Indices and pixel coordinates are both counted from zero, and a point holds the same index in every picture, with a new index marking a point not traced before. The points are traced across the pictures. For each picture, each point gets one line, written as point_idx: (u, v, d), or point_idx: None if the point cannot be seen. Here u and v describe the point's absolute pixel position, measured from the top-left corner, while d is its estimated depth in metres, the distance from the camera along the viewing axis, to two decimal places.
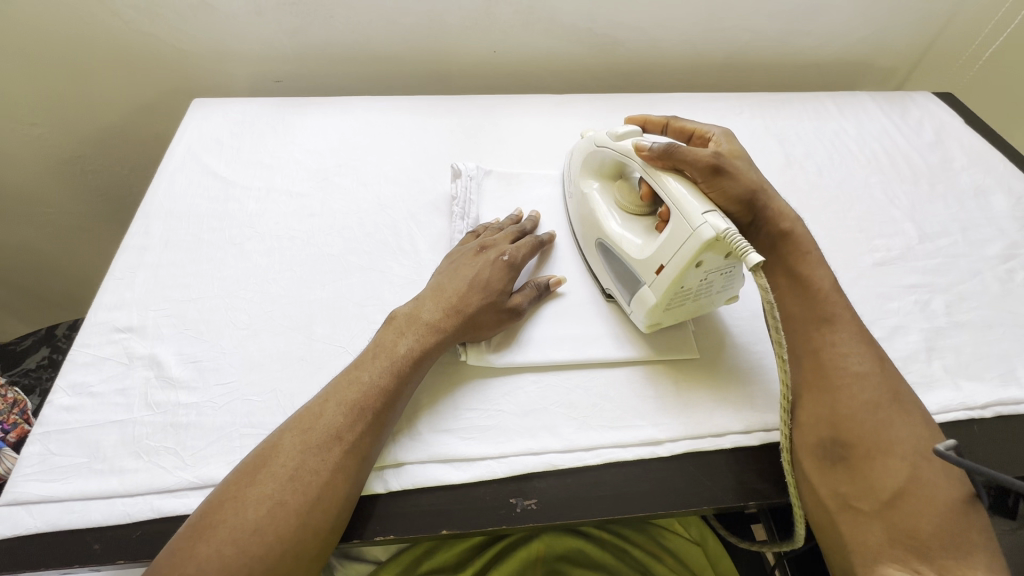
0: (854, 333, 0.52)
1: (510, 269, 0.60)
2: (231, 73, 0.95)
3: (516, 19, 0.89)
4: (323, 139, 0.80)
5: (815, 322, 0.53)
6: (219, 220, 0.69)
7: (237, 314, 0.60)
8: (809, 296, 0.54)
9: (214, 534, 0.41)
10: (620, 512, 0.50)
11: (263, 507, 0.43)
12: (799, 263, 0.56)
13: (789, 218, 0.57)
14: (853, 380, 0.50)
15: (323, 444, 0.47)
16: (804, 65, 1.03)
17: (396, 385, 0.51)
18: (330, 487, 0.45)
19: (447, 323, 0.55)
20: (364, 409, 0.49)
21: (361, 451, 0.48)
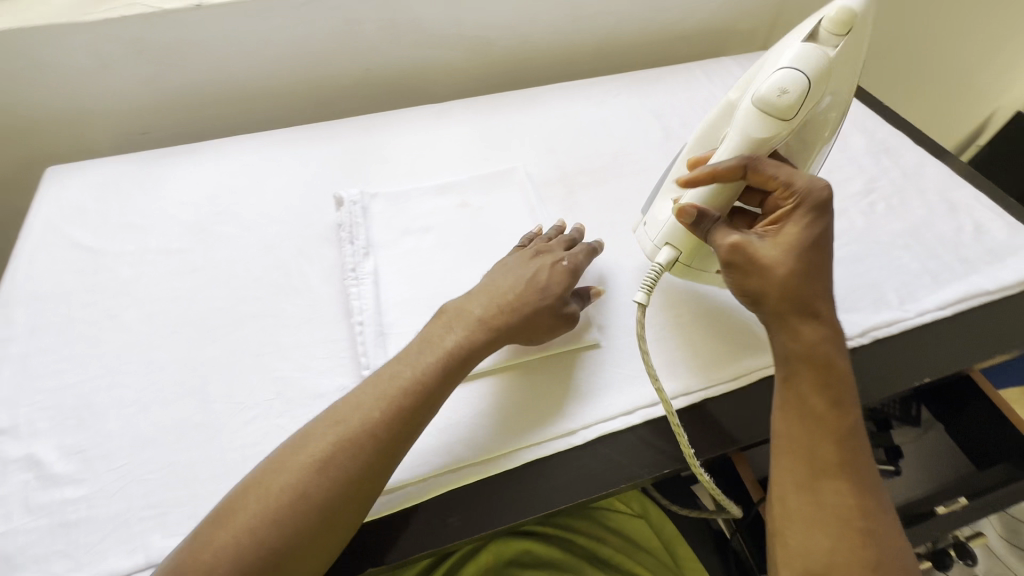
0: (864, 480, 0.46)
1: (569, 274, 0.59)
2: (90, 133, 0.89)
3: (381, 34, 0.88)
4: (197, 188, 0.76)
5: (826, 455, 0.46)
6: (91, 293, 0.64)
7: (122, 392, 0.57)
8: (822, 432, 0.47)
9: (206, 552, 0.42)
10: (544, 509, 0.51)
11: (287, 495, 0.44)
12: (820, 390, 0.48)
13: (818, 342, 0.49)
14: (855, 533, 0.44)
15: (332, 458, 0.46)
16: (673, 39, 1.08)
17: (439, 388, 0.51)
18: (354, 483, 0.46)
19: (497, 321, 0.55)
20: (401, 408, 0.49)
21: (391, 451, 0.48)
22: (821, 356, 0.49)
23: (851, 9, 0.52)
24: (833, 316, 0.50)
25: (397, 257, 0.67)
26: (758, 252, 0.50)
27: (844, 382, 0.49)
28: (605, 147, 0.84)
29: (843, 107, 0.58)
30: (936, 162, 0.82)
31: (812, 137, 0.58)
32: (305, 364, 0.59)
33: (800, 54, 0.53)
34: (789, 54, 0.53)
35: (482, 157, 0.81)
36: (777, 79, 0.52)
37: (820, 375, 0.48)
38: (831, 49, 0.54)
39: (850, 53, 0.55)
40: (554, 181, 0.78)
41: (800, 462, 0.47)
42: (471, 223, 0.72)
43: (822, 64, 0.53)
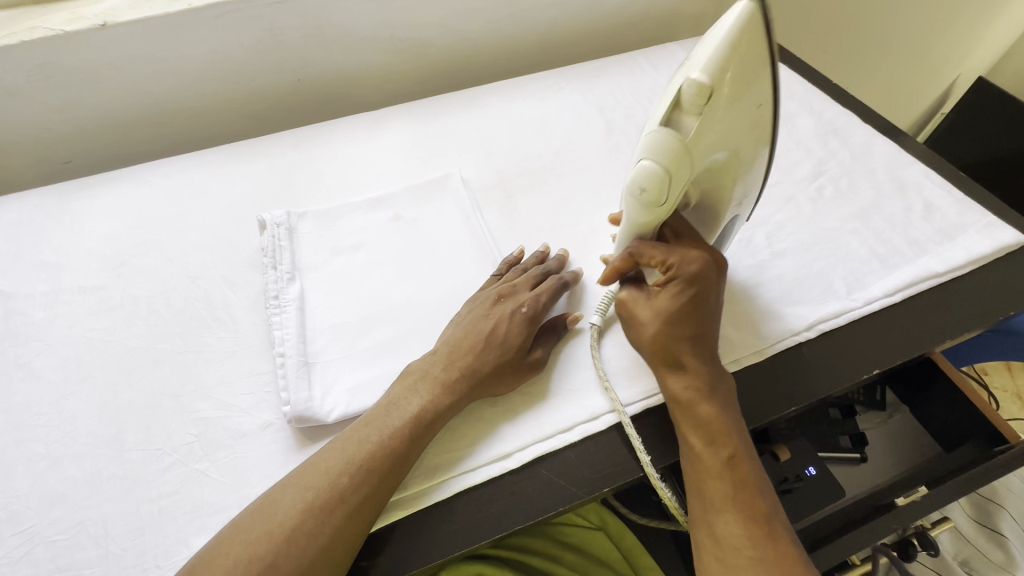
0: (750, 508, 0.46)
1: (528, 323, 0.56)
2: (9, 166, 0.85)
3: (308, 42, 0.84)
4: (118, 218, 0.72)
5: (709, 484, 0.48)
6: (1, 340, 0.61)
7: (32, 446, 0.53)
8: (701, 464, 0.49)
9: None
10: (478, 540, 0.49)
11: (252, 568, 0.42)
12: (697, 423, 0.50)
13: (689, 378, 0.52)
14: (744, 562, 0.44)
15: (289, 540, 0.44)
16: (620, 28, 1.04)
17: (399, 464, 0.48)
18: (327, 549, 0.44)
19: (457, 383, 0.52)
20: (372, 469, 0.47)
21: (365, 513, 0.46)
22: (693, 391, 0.51)
23: (699, 80, 0.43)
24: (704, 360, 0.52)
25: (325, 280, 0.64)
26: (633, 311, 0.55)
27: (721, 409, 0.51)
28: (546, 146, 0.81)
29: (749, 147, 0.48)
30: (885, 140, 0.79)
31: (718, 184, 0.52)
32: (227, 402, 0.56)
33: (654, 140, 0.47)
34: (645, 138, 0.48)
35: (417, 166, 0.78)
36: (634, 176, 0.49)
37: (693, 413, 0.50)
38: (692, 124, 0.45)
39: (717, 117, 0.45)
40: (492, 186, 0.75)
41: (692, 497, 0.49)
42: (404, 237, 0.69)
43: (677, 152, 0.46)
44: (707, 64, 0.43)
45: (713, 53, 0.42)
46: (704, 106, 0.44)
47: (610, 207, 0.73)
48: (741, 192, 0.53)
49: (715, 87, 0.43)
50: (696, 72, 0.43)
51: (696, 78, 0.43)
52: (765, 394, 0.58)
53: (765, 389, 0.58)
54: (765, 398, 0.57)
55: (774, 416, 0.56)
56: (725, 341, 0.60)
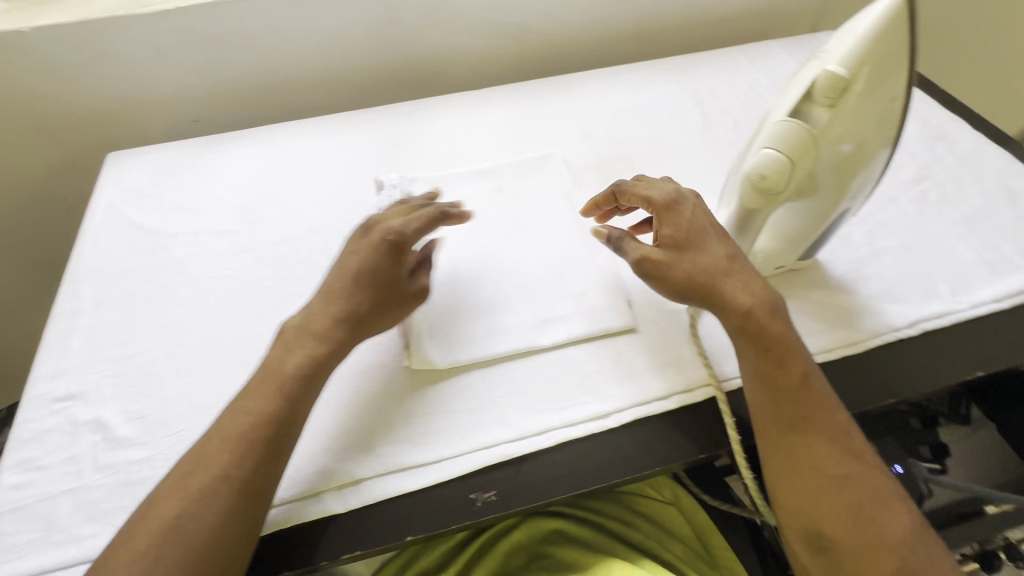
0: (831, 426, 0.50)
1: (393, 256, 0.57)
2: (145, 122, 0.93)
3: (421, 21, 0.89)
4: (246, 172, 0.79)
5: (811, 478, 0.48)
6: (150, 271, 0.68)
7: (179, 363, 0.60)
8: (772, 386, 0.51)
9: (124, 562, 0.43)
10: (578, 488, 0.52)
11: (146, 543, 0.43)
12: (794, 417, 0.50)
13: (785, 369, 0.51)
14: (831, 479, 0.48)
15: (237, 464, 0.47)
16: (716, 24, 1.05)
17: (295, 408, 0.51)
18: (220, 530, 0.45)
19: (337, 328, 0.55)
20: (248, 444, 0.48)
21: (253, 486, 0.47)
22: (790, 386, 0.51)
23: (837, 73, 0.43)
24: (753, 284, 0.54)
25: (435, 240, 0.68)
26: (655, 259, 0.56)
27: (824, 404, 0.51)
28: (643, 133, 0.83)
29: (877, 140, 0.48)
30: (996, 147, 0.77)
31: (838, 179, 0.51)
32: None
33: (779, 129, 0.47)
34: (769, 127, 0.48)
35: (518, 143, 0.81)
36: (752, 164, 0.48)
37: (761, 346, 0.52)
38: (821, 116, 0.45)
39: (850, 108, 0.45)
40: (590, 167, 0.78)
41: (772, 424, 0.51)
42: (507, 208, 0.72)
43: (803, 142, 0.46)
44: (844, 57, 0.43)
45: (852, 47, 0.43)
46: (837, 98, 0.44)
47: (707, 194, 0.74)
48: (858, 185, 0.52)
49: (851, 81, 0.44)
50: (832, 65, 0.44)
51: (833, 70, 0.43)
52: (863, 384, 0.58)
53: (863, 379, 0.58)
54: (862, 388, 0.58)
55: (872, 406, 0.56)
56: (823, 330, 0.61)
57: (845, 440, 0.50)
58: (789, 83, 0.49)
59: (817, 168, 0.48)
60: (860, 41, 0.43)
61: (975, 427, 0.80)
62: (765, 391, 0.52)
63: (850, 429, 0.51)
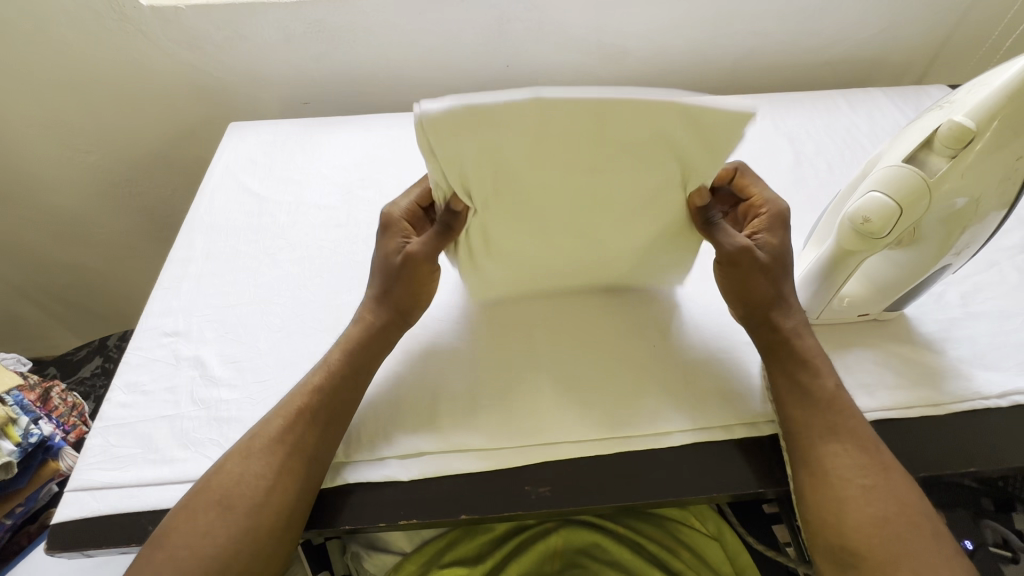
0: (859, 439, 0.50)
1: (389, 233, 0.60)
2: (263, 99, 1.02)
3: (527, 34, 0.93)
4: (348, 155, 0.85)
5: (840, 488, 0.48)
6: (255, 232, 0.74)
7: (271, 318, 0.65)
8: (803, 395, 0.53)
9: (214, 484, 0.49)
10: (632, 499, 0.52)
11: (214, 510, 0.47)
12: (823, 428, 0.51)
13: (817, 381, 0.53)
14: (856, 489, 0.48)
15: (304, 419, 0.52)
16: (817, 66, 1.04)
17: (340, 364, 0.55)
18: (276, 489, 0.49)
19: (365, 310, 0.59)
20: (301, 411, 0.52)
21: (305, 450, 0.51)
22: (822, 396, 0.52)
23: (964, 123, 0.43)
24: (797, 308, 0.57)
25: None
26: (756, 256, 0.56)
27: (854, 419, 0.51)
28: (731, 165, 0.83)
29: (990, 200, 0.47)
30: None
31: (942, 235, 0.49)
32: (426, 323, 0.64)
33: (892, 174, 0.46)
34: (882, 170, 0.47)
35: None
36: (859, 206, 0.48)
37: (795, 357, 0.54)
38: (939, 168, 0.45)
39: (971, 163, 0.44)
40: None
41: (799, 430, 0.52)
42: None
43: (917, 189, 0.45)
44: (974, 110, 0.43)
45: (983, 101, 0.43)
46: (960, 150, 0.44)
47: (792, 232, 0.74)
48: (964, 242, 0.51)
49: (979, 133, 0.43)
50: (961, 115, 0.43)
51: (961, 120, 0.43)
52: (944, 447, 0.55)
53: (944, 441, 0.56)
54: (942, 451, 0.55)
55: (952, 472, 0.54)
56: (903, 385, 0.59)
57: (876, 455, 0.50)
58: (907, 130, 0.49)
59: (927, 217, 0.47)
60: (994, 95, 0.42)
61: None
62: (796, 401, 0.53)
63: (882, 447, 0.51)
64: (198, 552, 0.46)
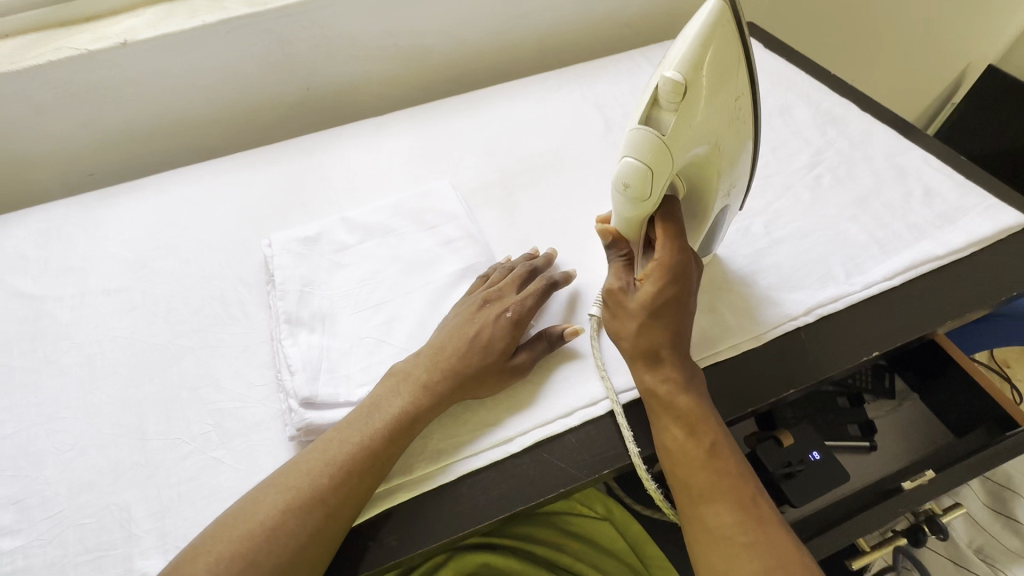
0: (733, 464, 0.48)
1: (514, 326, 0.57)
2: (37, 179, 0.89)
3: (316, 52, 0.88)
4: (139, 223, 0.76)
5: (714, 518, 0.46)
6: (32, 340, 0.65)
7: (61, 437, 0.57)
8: (685, 419, 0.49)
9: (245, 531, 0.46)
10: (483, 520, 0.50)
11: (236, 565, 0.44)
12: (701, 454, 0.48)
13: (694, 437, 0.49)
14: (731, 514, 0.46)
15: (354, 477, 0.49)
16: (619, 27, 1.06)
17: (408, 434, 0.51)
18: (299, 545, 0.46)
19: (438, 383, 0.53)
20: (352, 469, 0.49)
21: (343, 513, 0.48)
22: (701, 450, 0.48)
23: (674, 78, 0.43)
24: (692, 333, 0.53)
25: (332, 290, 0.65)
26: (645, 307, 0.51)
27: (733, 476, 0.47)
28: (546, 145, 0.83)
29: (728, 140, 0.49)
30: (882, 127, 0.80)
31: (702, 179, 0.52)
32: (241, 392, 0.59)
33: (633, 137, 0.47)
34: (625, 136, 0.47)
35: (423, 167, 0.80)
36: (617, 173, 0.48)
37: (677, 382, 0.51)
38: (670, 122, 0.45)
39: (694, 114, 0.45)
40: (493, 184, 0.78)
41: (678, 457, 0.49)
42: (411, 242, 0.69)
43: (657, 149, 0.46)
44: (679, 62, 0.43)
45: (684, 53, 0.43)
46: (680, 103, 0.44)
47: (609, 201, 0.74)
48: (728, 183, 0.53)
49: (690, 83, 0.44)
50: (670, 70, 0.43)
51: (671, 76, 0.43)
52: (765, 376, 0.58)
53: (766, 372, 0.58)
54: (763, 382, 0.58)
55: (774, 399, 0.56)
56: (723, 327, 0.61)
57: (755, 511, 0.46)
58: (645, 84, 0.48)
59: (678, 169, 0.49)
60: (694, 43, 0.43)
61: (898, 400, 0.81)
62: (678, 458, 0.49)
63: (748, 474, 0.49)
64: None
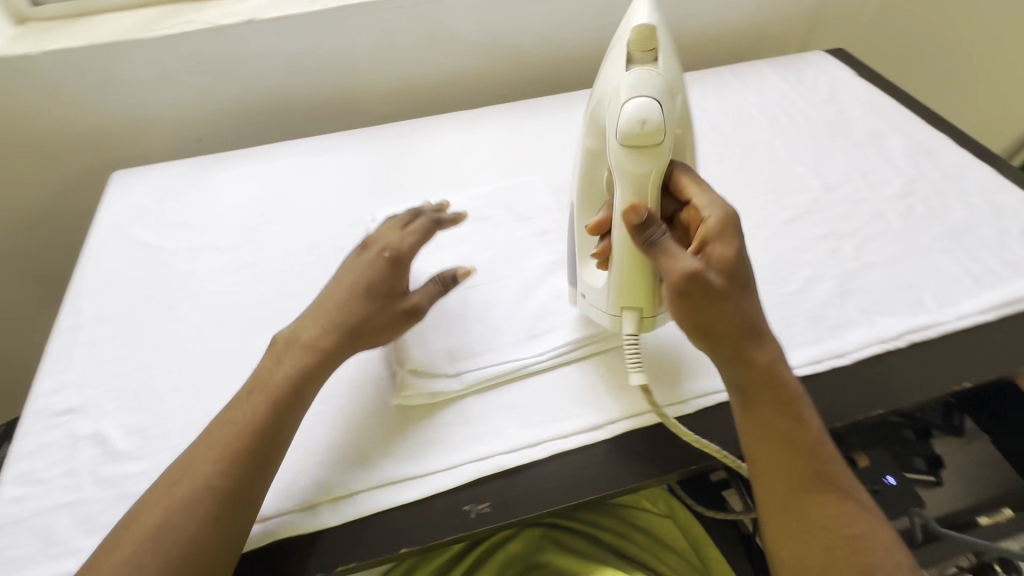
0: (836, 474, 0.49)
1: (393, 271, 0.57)
2: (149, 140, 0.95)
3: (419, 43, 0.92)
4: (248, 189, 0.81)
5: (816, 529, 0.46)
6: (152, 287, 0.70)
7: (178, 377, 0.61)
8: (785, 425, 0.49)
9: (125, 539, 0.44)
10: (573, 499, 0.52)
11: (123, 568, 0.43)
12: (804, 463, 0.48)
13: (798, 446, 0.49)
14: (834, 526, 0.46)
15: (240, 457, 0.48)
16: (706, 44, 1.08)
17: (291, 401, 0.51)
18: (193, 536, 0.44)
19: (324, 340, 0.54)
20: (238, 450, 0.48)
21: (235, 494, 0.47)
22: (792, 490, 0.48)
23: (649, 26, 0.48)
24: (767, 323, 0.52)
25: (431, 268, 0.68)
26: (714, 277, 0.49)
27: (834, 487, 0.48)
28: None
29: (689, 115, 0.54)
30: (978, 163, 0.79)
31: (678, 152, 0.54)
32: None
33: (633, 82, 0.48)
34: (623, 88, 0.48)
35: (515, 161, 0.84)
36: (631, 112, 0.47)
37: (776, 386, 0.50)
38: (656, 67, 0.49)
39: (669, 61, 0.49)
40: None
41: (781, 465, 0.48)
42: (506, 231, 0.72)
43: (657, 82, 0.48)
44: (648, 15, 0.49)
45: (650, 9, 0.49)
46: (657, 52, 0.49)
47: None
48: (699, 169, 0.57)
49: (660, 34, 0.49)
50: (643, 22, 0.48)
51: (646, 24, 0.48)
52: (856, 394, 0.59)
53: (857, 390, 0.59)
54: (854, 399, 0.58)
55: (866, 417, 0.57)
56: (812, 342, 0.62)
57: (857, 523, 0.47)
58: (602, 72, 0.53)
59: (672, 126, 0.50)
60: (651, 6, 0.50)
61: (968, 439, 0.80)
62: (764, 493, 0.48)
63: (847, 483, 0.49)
64: None
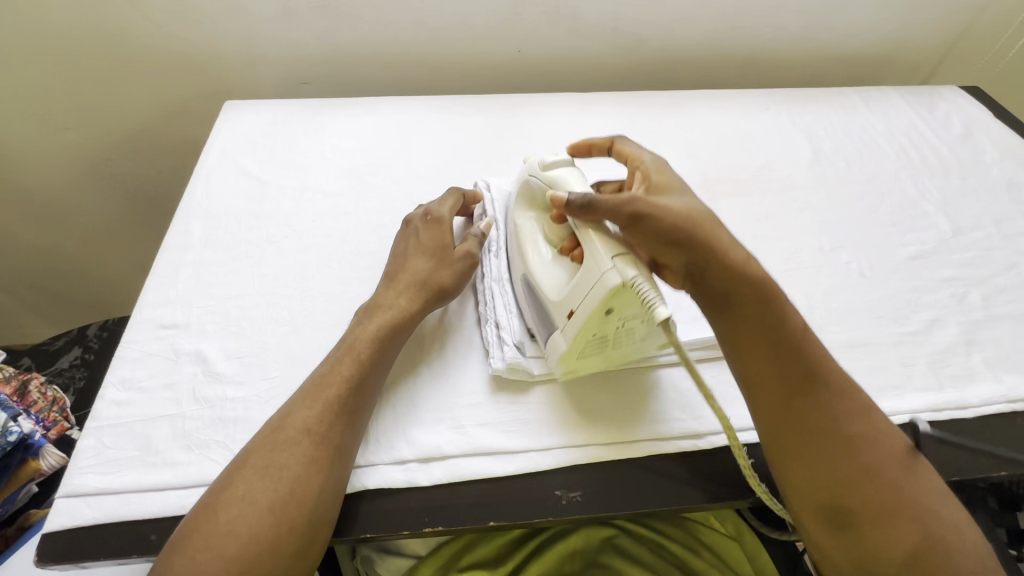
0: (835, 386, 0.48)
1: (439, 246, 0.60)
2: (258, 76, 0.96)
3: (541, 18, 0.90)
4: (355, 138, 0.81)
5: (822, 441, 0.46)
6: (258, 219, 0.70)
7: (278, 311, 0.61)
8: (761, 339, 0.49)
9: (237, 479, 0.45)
10: (668, 504, 0.50)
11: (235, 505, 0.43)
12: (791, 377, 0.48)
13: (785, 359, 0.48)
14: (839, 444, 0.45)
15: (337, 405, 0.48)
16: (830, 61, 1.03)
17: (381, 356, 0.52)
18: (301, 479, 0.45)
19: (412, 297, 0.56)
20: (337, 401, 0.49)
21: (336, 441, 0.47)
22: (788, 401, 0.47)
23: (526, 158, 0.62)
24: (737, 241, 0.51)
25: None
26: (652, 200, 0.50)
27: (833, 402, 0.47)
28: (750, 160, 0.81)
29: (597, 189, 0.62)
30: None
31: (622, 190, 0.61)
32: (443, 317, 0.61)
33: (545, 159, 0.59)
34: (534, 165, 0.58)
35: None
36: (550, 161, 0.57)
37: (753, 299, 0.49)
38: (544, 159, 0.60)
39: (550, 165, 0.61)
40: (695, 185, 0.77)
41: (771, 388, 0.48)
42: None
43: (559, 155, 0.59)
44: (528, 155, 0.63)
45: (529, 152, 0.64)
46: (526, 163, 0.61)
47: (815, 231, 0.72)
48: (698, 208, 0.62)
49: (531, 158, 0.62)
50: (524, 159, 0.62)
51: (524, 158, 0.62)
52: (977, 451, 0.55)
53: (979, 446, 0.55)
54: (975, 456, 0.55)
55: (988, 476, 0.53)
56: (932, 388, 0.58)
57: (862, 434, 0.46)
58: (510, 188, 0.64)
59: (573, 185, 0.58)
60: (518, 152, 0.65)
61: None
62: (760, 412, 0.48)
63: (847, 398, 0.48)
64: (220, 551, 0.41)
